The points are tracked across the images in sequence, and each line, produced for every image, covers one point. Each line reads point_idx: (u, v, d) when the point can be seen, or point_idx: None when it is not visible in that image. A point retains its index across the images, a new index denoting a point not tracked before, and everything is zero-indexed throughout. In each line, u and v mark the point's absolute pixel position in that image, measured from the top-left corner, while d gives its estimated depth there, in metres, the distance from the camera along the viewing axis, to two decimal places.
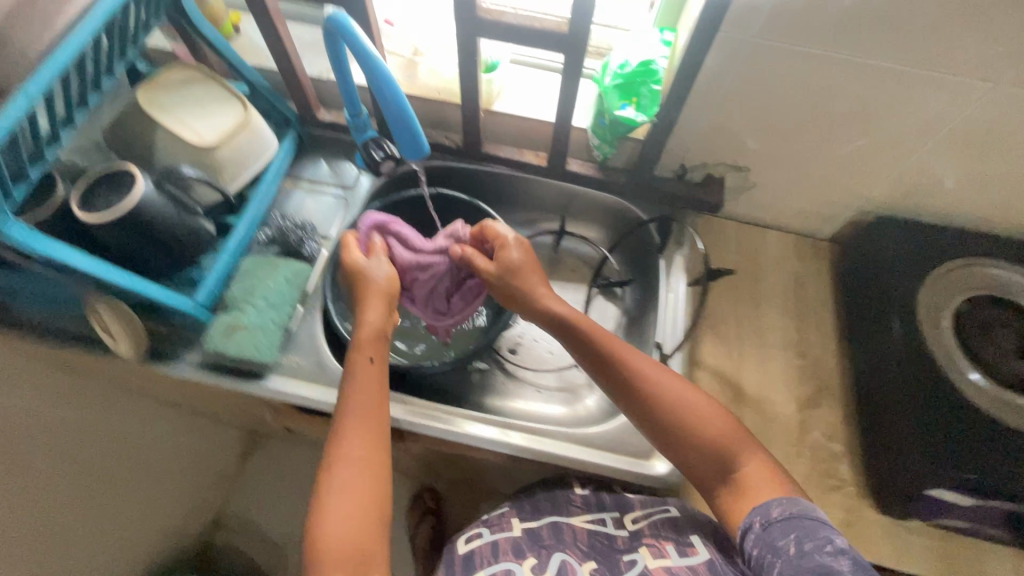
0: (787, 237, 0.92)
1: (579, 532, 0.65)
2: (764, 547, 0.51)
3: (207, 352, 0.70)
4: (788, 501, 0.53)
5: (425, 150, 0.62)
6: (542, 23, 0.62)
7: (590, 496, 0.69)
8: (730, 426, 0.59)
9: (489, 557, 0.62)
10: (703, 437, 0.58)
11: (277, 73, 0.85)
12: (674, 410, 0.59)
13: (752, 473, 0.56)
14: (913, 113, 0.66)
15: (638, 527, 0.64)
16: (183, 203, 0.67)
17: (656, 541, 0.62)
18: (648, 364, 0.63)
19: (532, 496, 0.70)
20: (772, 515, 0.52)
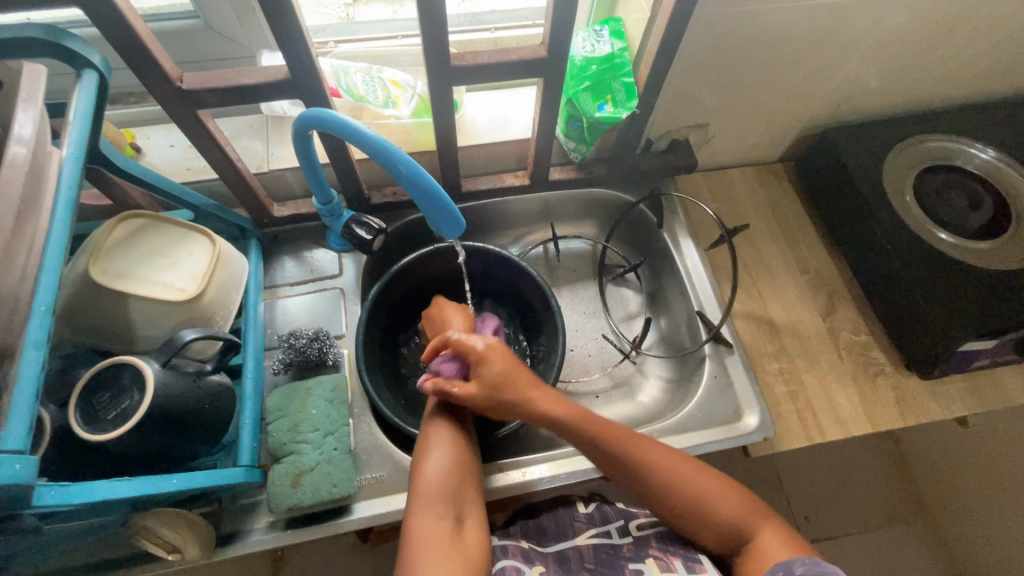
0: (747, 171, 1.00)
1: (584, 550, 0.65)
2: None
3: (279, 512, 0.63)
4: (811, 560, 0.50)
5: (462, 222, 0.56)
6: (518, 51, 0.60)
7: (594, 513, 0.71)
8: (744, 503, 0.58)
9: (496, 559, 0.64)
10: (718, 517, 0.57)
11: (213, 183, 0.75)
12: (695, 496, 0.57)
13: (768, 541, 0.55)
14: (845, 36, 0.73)
15: (642, 536, 0.66)
16: (193, 372, 0.58)
17: (664, 555, 0.62)
18: (668, 455, 0.60)
19: (537, 521, 0.72)
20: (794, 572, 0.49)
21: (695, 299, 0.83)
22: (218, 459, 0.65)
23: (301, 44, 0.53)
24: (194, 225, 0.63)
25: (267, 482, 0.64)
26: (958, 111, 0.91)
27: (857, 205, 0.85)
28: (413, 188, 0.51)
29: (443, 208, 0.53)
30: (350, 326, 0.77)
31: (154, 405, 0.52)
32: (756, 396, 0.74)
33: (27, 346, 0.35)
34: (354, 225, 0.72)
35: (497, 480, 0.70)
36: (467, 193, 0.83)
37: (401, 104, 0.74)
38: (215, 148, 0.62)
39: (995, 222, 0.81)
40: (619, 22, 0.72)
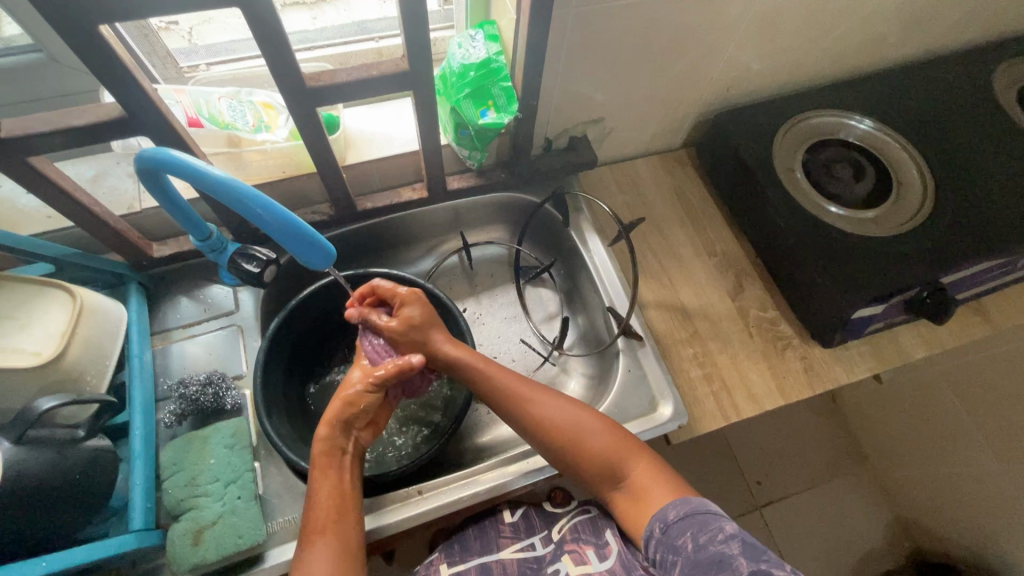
0: (651, 160, 1.01)
1: (509, 564, 0.66)
2: (666, 548, 0.52)
3: (182, 574, 0.59)
4: (680, 501, 0.54)
5: (332, 250, 0.54)
6: (380, 67, 0.58)
7: (519, 524, 0.71)
8: (614, 440, 0.60)
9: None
10: (597, 456, 0.59)
11: (77, 229, 0.69)
12: (570, 430, 0.60)
13: (641, 475, 0.58)
14: (716, 24, 0.74)
15: (560, 536, 0.67)
16: (60, 439, 0.54)
17: (578, 547, 0.63)
18: (541, 392, 0.63)
19: (462, 537, 0.71)
20: (669, 517, 0.53)
21: (605, 295, 0.83)
22: (109, 527, 0.60)
23: (132, 80, 0.49)
24: (49, 281, 0.59)
25: (166, 544, 0.60)
26: (837, 86, 0.94)
27: (751, 186, 0.87)
28: (268, 222, 0.49)
29: (305, 238, 0.51)
30: (250, 364, 0.73)
31: (7, 485, 0.47)
32: (670, 385, 0.75)
33: None
34: (239, 260, 0.68)
35: (417, 505, 0.67)
36: (365, 211, 0.80)
37: (276, 128, 0.70)
38: (61, 195, 0.57)
39: (878, 191, 0.85)
40: (493, 26, 0.71)
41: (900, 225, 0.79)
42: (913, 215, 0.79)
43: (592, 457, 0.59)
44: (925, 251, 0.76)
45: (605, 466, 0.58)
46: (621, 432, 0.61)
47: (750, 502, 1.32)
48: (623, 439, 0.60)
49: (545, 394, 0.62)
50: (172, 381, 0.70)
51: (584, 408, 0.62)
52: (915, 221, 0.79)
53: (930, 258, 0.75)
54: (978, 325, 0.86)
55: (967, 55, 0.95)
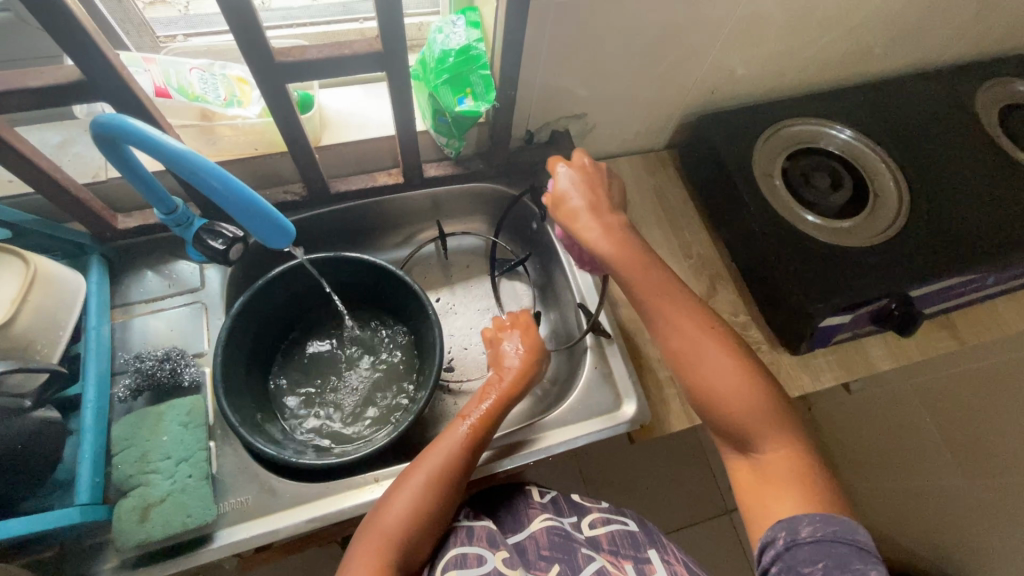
0: (634, 159, 1.01)
1: (540, 536, 0.64)
2: (786, 566, 0.49)
3: (126, 550, 0.58)
4: (819, 517, 0.49)
5: (293, 230, 0.54)
6: (353, 46, 0.57)
7: (550, 504, 0.71)
8: (761, 411, 0.56)
9: (464, 540, 0.61)
10: (745, 419, 0.56)
11: (37, 196, 0.68)
12: (718, 398, 0.57)
13: (780, 459, 0.54)
14: (701, 25, 0.74)
15: (593, 535, 0.66)
16: (5, 408, 0.53)
17: (616, 558, 0.63)
18: (706, 343, 0.59)
19: (494, 510, 0.71)
20: (801, 535, 0.49)
21: (576, 292, 0.83)
22: (55, 499, 0.59)
23: (90, 43, 0.48)
24: (2, 245, 0.57)
25: (112, 519, 0.59)
26: (821, 95, 0.94)
27: (729, 190, 0.87)
28: (225, 198, 0.48)
29: (263, 216, 0.50)
30: (212, 342, 0.72)
31: None
32: (634, 385, 0.75)
33: None
34: (204, 236, 0.66)
35: (371, 492, 0.65)
36: (339, 193, 0.79)
37: (249, 104, 0.68)
38: (18, 158, 0.56)
39: (854, 202, 0.85)
40: (475, 12, 0.71)
41: (874, 237, 0.79)
42: (887, 228, 0.80)
43: (732, 420, 0.57)
44: (895, 264, 0.76)
45: (741, 431, 0.56)
46: (777, 411, 0.56)
47: (718, 507, 1.28)
48: (773, 419, 0.56)
49: (712, 351, 0.59)
50: (131, 354, 0.69)
51: (747, 372, 0.57)
52: (889, 234, 0.79)
53: (899, 272, 0.76)
54: (944, 340, 0.87)
55: (951, 73, 0.95)
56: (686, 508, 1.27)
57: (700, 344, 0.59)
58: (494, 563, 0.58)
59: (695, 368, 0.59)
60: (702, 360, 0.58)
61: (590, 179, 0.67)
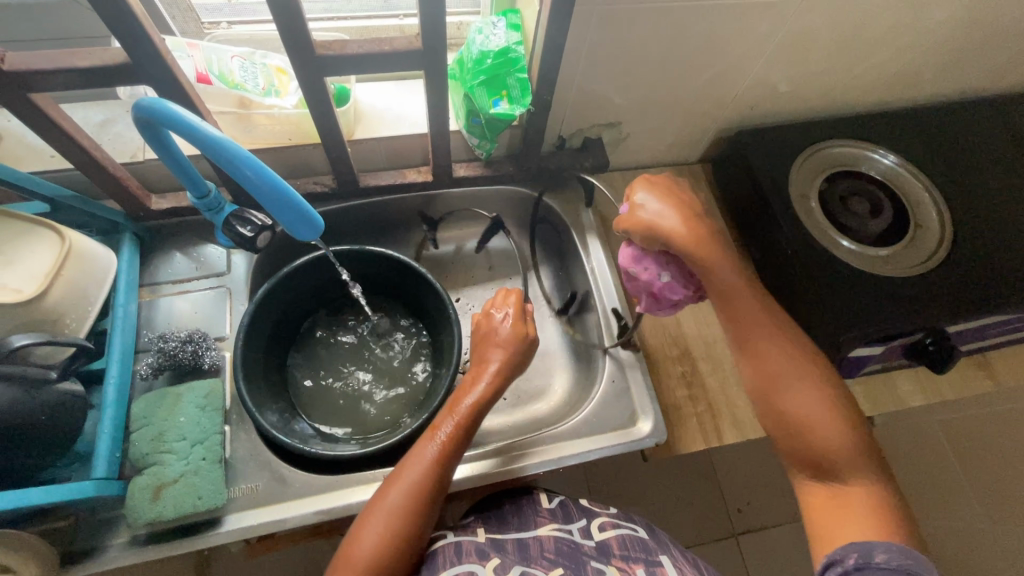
0: (666, 171, 0.99)
1: (545, 540, 0.63)
2: None
3: (137, 527, 0.59)
4: (890, 544, 0.52)
5: (322, 223, 0.53)
6: (392, 42, 0.56)
7: (556, 509, 0.69)
8: (844, 446, 0.58)
9: (453, 557, 0.60)
10: (837, 457, 0.58)
11: (76, 173, 0.69)
12: (804, 421, 0.59)
13: (860, 495, 0.56)
14: (746, 39, 0.72)
15: (603, 540, 0.64)
16: (32, 378, 0.54)
17: (626, 563, 0.59)
18: (795, 370, 0.61)
19: (499, 511, 0.70)
20: (874, 561, 0.51)
21: (599, 304, 0.81)
22: (72, 471, 0.60)
23: (137, 26, 0.48)
24: (39, 219, 0.58)
25: (126, 495, 0.60)
26: (865, 117, 0.91)
27: (763, 210, 0.85)
28: (257, 187, 0.48)
29: (292, 207, 0.50)
30: (234, 327, 0.73)
31: None
32: (652, 402, 0.73)
33: None
34: (233, 222, 0.67)
35: (380, 489, 0.64)
36: (369, 188, 0.79)
37: (286, 93, 0.69)
38: (62, 135, 0.57)
39: (893, 229, 0.82)
40: (516, 14, 0.70)
41: (912, 267, 0.77)
42: (927, 259, 0.77)
43: (817, 452, 0.58)
44: (934, 297, 0.73)
45: (825, 463, 0.58)
46: (863, 450, 0.58)
47: (725, 530, 1.25)
48: (858, 456, 0.57)
49: (802, 379, 0.61)
50: (155, 334, 0.70)
51: (841, 412, 0.59)
52: (929, 265, 0.76)
53: (937, 305, 0.73)
54: (980, 380, 0.84)
55: (1004, 101, 0.91)
56: (693, 528, 1.24)
57: (787, 371, 0.61)
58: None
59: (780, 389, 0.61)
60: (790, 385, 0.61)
61: (676, 208, 0.67)
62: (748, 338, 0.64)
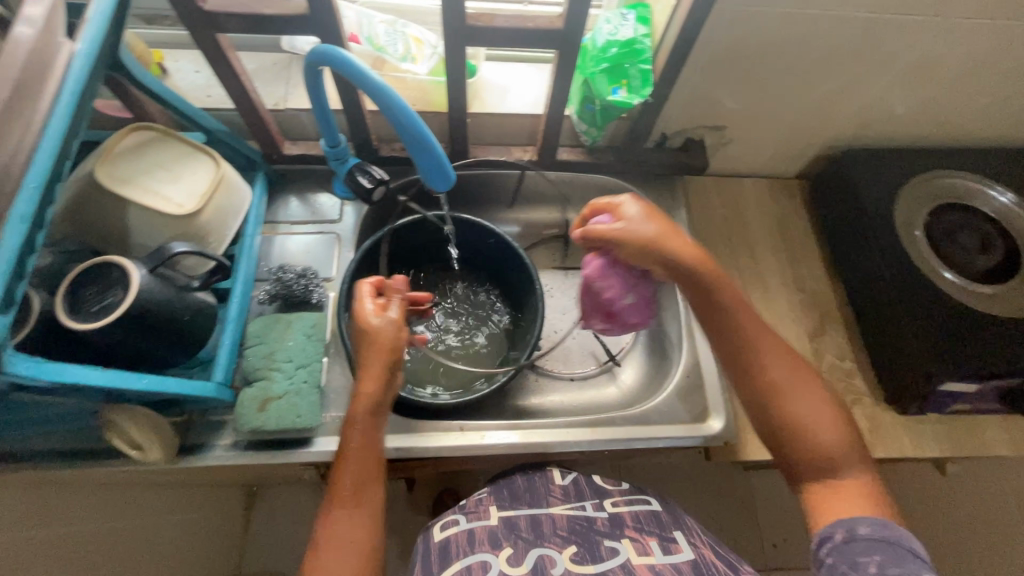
0: (760, 182, 0.98)
1: (558, 519, 0.64)
2: (842, 558, 0.47)
3: (242, 431, 0.65)
4: (876, 522, 0.48)
5: (452, 178, 0.57)
6: (535, 20, 0.60)
7: (570, 488, 0.69)
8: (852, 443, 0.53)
9: (466, 546, 0.62)
10: (829, 452, 0.53)
11: (230, 113, 0.77)
12: (799, 419, 0.55)
13: (858, 480, 0.52)
14: (876, 56, 0.71)
15: (616, 514, 0.66)
16: (179, 283, 0.60)
17: (639, 536, 0.62)
18: (789, 363, 0.57)
19: (511, 483, 0.70)
20: (859, 532, 0.48)
21: (682, 300, 0.82)
22: (193, 373, 0.67)
23: None
24: (202, 146, 0.65)
25: (235, 403, 0.67)
26: (986, 152, 0.88)
27: (864, 230, 0.83)
28: (406, 134, 0.52)
29: (433, 159, 0.54)
30: (340, 271, 0.79)
31: (135, 304, 0.54)
32: (726, 402, 0.74)
33: (12, 216, 0.37)
34: (357, 173, 0.73)
35: (455, 437, 0.71)
36: (475, 160, 0.84)
37: (419, 61, 0.74)
38: (233, 77, 0.64)
39: (1001, 268, 0.79)
40: (646, 8, 0.72)
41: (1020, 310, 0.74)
42: None
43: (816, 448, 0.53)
44: None
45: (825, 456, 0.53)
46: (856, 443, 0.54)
47: None
48: (848, 445, 0.53)
49: (807, 381, 0.56)
50: (272, 266, 0.77)
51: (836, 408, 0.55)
52: None
53: None
54: None
55: None
56: None
57: (772, 360, 0.57)
58: (499, 567, 0.59)
59: (785, 401, 0.56)
60: (781, 389, 0.56)
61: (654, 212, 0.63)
62: (732, 341, 0.59)
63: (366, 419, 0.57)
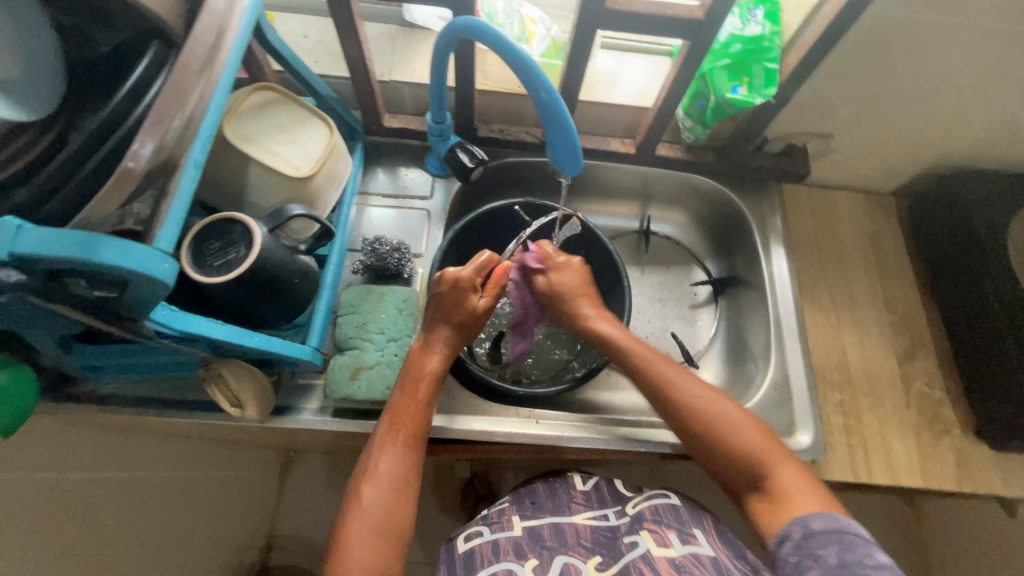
0: (856, 195, 0.95)
1: (582, 528, 0.63)
2: (801, 553, 0.49)
3: (331, 398, 0.66)
4: (827, 514, 0.50)
5: (580, 162, 0.56)
6: (674, 7, 0.58)
7: (592, 493, 0.68)
8: (767, 441, 0.57)
9: (490, 556, 0.60)
10: (745, 455, 0.56)
11: (341, 80, 0.78)
12: (712, 426, 0.58)
13: (782, 482, 0.54)
14: (1018, 73, 0.67)
15: (637, 512, 0.63)
16: (289, 245, 0.60)
17: (657, 527, 0.60)
18: (687, 378, 0.62)
19: (533, 492, 0.68)
20: (813, 526, 0.49)
21: (772, 309, 0.80)
22: (288, 336, 0.68)
23: None
24: (318, 111, 0.66)
25: (326, 369, 0.67)
26: None
27: (970, 256, 0.80)
28: (545, 110, 0.51)
29: (566, 139, 0.53)
30: (429, 247, 0.79)
31: (256, 262, 0.54)
32: (813, 418, 0.72)
33: (189, 161, 0.38)
34: (459, 151, 0.72)
35: (536, 427, 0.70)
36: None
37: (534, 42, 0.73)
38: (356, 45, 0.64)
39: None
40: (775, 1, 0.68)
41: None
42: None
43: (736, 460, 0.56)
44: None
45: (750, 467, 0.56)
46: (770, 441, 0.57)
47: None
48: (769, 440, 0.57)
49: (696, 383, 0.62)
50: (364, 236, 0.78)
51: (742, 409, 0.59)
52: None
53: None
54: None
55: None
56: None
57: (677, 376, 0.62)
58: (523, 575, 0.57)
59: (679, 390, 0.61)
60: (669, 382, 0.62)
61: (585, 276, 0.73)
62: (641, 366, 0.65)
63: (428, 377, 0.62)
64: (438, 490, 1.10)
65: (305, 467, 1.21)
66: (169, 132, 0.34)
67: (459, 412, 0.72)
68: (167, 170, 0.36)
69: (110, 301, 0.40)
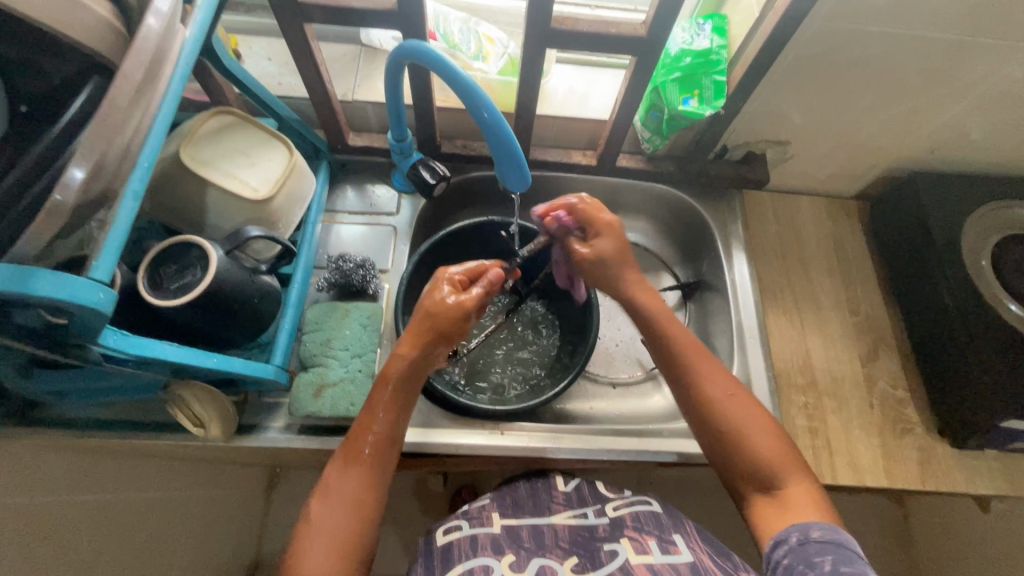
0: (818, 199, 0.96)
1: (561, 530, 0.63)
2: (797, 559, 0.48)
3: (296, 416, 0.66)
4: (828, 527, 0.49)
5: (529, 178, 0.57)
6: (618, 26, 0.59)
7: (572, 494, 0.68)
8: (782, 456, 0.55)
9: (468, 552, 0.61)
10: (755, 458, 0.55)
11: (303, 101, 0.79)
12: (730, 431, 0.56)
13: (796, 495, 0.53)
14: (958, 80, 0.69)
15: (617, 517, 0.64)
16: (248, 266, 0.61)
17: (638, 536, 0.61)
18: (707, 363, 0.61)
19: (514, 489, 0.69)
20: (810, 534, 0.49)
21: (735, 315, 0.81)
22: (252, 354, 0.68)
23: None
24: (277, 133, 0.67)
25: (291, 387, 0.68)
26: None
27: (926, 257, 0.81)
28: (489, 129, 0.53)
29: (512, 156, 0.54)
30: (396, 263, 0.80)
31: (212, 284, 0.55)
32: None
33: (127, 192, 0.39)
34: (421, 168, 0.73)
35: (505, 437, 0.71)
36: (535, 161, 0.84)
37: (490, 60, 0.74)
38: (312, 68, 0.65)
39: None
40: (723, 18, 0.72)
41: None
42: None
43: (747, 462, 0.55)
44: None
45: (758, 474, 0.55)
46: (788, 455, 0.55)
47: None
48: (786, 455, 0.55)
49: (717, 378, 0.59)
50: (330, 253, 0.79)
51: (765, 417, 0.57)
52: None
53: None
54: None
55: None
56: None
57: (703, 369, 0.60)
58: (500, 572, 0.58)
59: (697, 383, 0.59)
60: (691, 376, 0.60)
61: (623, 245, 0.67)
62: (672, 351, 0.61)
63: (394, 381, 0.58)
64: (418, 503, 1.10)
65: (287, 483, 1.21)
66: (101, 166, 0.35)
67: (427, 425, 0.72)
68: (103, 201, 0.37)
69: (62, 329, 0.40)
